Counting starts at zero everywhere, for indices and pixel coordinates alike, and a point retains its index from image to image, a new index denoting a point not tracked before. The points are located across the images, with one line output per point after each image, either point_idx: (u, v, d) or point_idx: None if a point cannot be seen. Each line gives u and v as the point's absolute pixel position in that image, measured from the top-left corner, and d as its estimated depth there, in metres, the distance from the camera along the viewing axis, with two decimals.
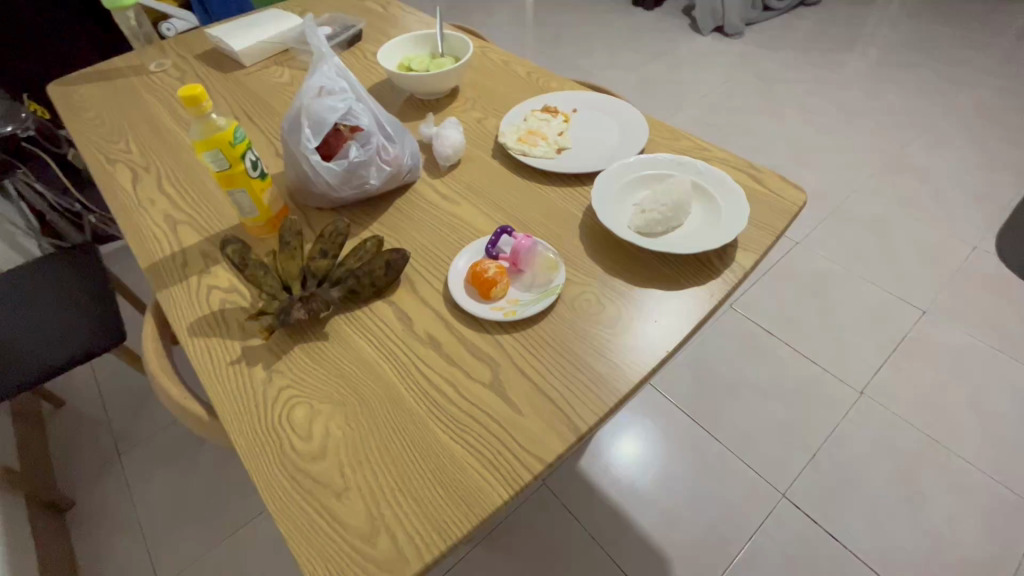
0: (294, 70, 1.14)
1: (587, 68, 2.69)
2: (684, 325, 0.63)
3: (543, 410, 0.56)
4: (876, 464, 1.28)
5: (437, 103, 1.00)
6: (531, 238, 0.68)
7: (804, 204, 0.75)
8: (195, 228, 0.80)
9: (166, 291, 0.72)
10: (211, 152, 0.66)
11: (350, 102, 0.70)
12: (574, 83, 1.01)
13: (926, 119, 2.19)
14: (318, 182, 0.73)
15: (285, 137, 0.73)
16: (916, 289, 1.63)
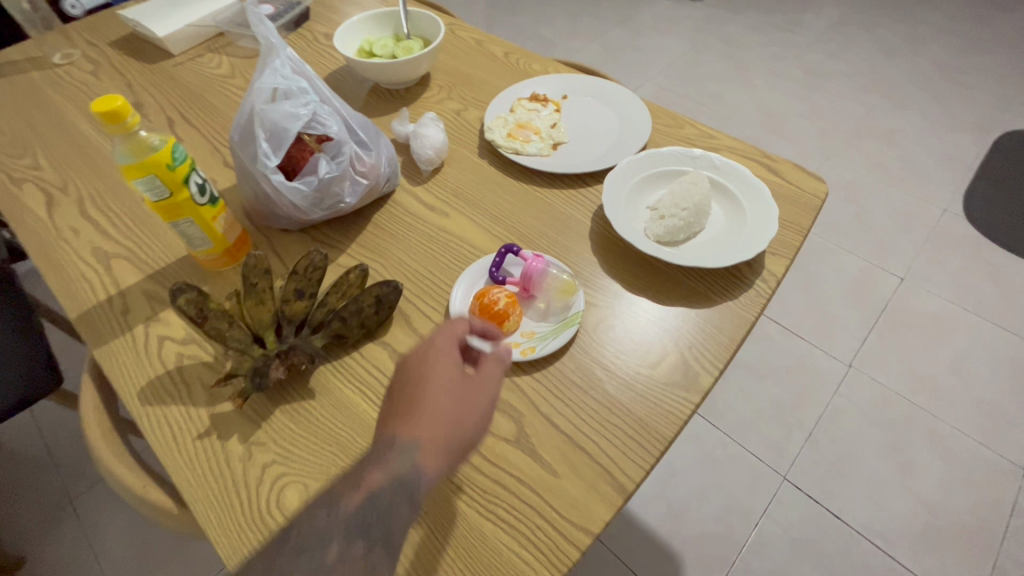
0: (232, 59, 0.98)
1: (549, 36, 2.55)
2: (723, 348, 0.56)
3: (580, 468, 0.48)
4: (869, 437, 1.30)
5: (407, 94, 0.88)
6: (542, 258, 0.60)
7: (826, 196, 0.69)
8: (134, 264, 0.67)
9: (106, 347, 0.59)
10: (145, 179, 0.53)
11: (314, 107, 0.58)
12: (559, 64, 0.91)
13: (888, 80, 2.19)
14: (283, 205, 0.61)
15: (235, 151, 0.60)
16: (892, 256, 1.64)
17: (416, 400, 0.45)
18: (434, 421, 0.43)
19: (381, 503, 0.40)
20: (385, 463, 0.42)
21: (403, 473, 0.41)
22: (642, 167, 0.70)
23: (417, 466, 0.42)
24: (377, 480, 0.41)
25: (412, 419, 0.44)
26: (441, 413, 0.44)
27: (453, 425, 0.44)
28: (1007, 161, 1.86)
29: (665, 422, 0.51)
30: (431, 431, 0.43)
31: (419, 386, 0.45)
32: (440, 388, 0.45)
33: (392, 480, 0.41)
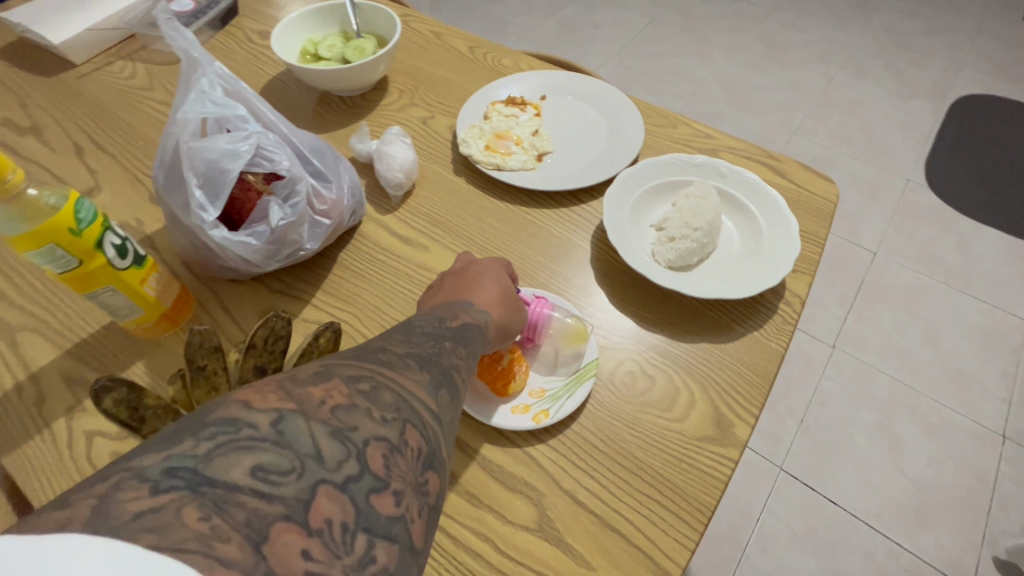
0: (149, 66, 0.83)
1: (501, 15, 2.41)
2: (755, 389, 0.50)
3: (616, 556, 0.42)
4: (858, 417, 1.30)
5: (363, 101, 0.77)
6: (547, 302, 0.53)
7: (839, 199, 0.64)
8: (47, 337, 0.55)
9: (18, 452, 0.48)
10: (42, 250, 0.41)
11: (256, 140, 0.48)
12: (532, 58, 0.82)
13: (845, 49, 2.19)
14: (229, 259, 0.51)
15: (163, 197, 0.49)
16: (864, 230, 1.65)
17: (483, 278, 0.49)
18: (502, 295, 0.47)
19: (473, 328, 0.40)
20: (465, 307, 0.43)
21: (483, 318, 0.43)
22: (643, 179, 0.62)
23: (491, 324, 0.44)
24: (465, 313, 0.42)
25: (483, 289, 0.47)
26: (504, 293, 0.48)
27: (512, 306, 0.47)
28: (964, 127, 1.89)
29: (704, 487, 0.45)
30: (499, 302, 0.46)
31: (483, 271, 0.50)
32: (503, 276, 0.50)
33: (476, 318, 0.42)
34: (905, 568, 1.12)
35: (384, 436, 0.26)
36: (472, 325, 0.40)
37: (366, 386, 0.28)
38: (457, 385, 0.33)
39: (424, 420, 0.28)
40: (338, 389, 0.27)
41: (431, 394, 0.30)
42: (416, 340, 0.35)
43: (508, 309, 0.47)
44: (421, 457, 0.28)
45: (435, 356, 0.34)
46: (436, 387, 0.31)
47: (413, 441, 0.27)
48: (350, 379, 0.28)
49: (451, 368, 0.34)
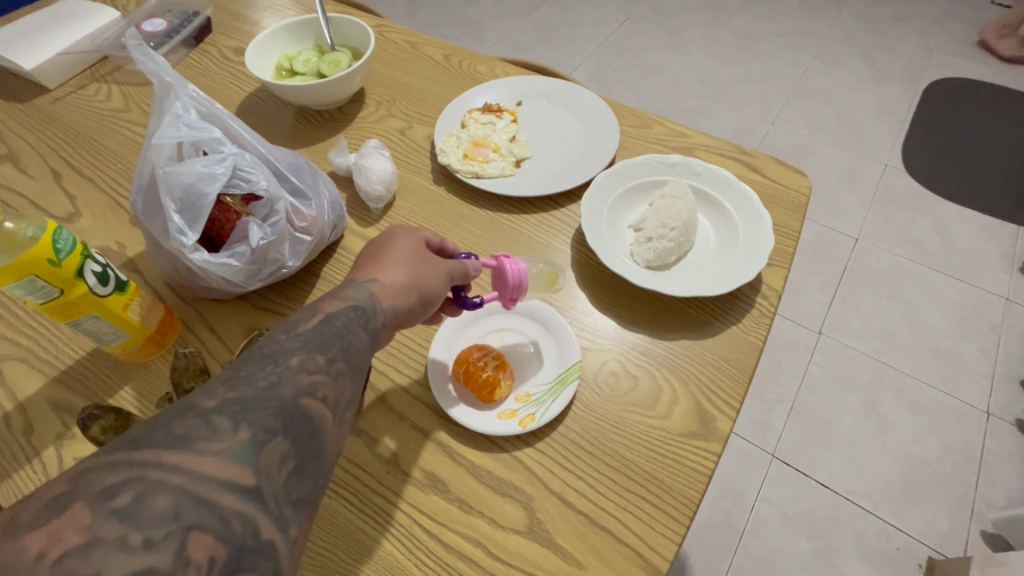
0: (124, 87, 0.83)
1: (478, 18, 2.41)
2: (736, 383, 0.51)
3: (606, 555, 0.43)
4: (844, 401, 1.33)
5: (341, 114, 0.77)
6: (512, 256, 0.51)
7: (811, 192, 0.65)
8: (33, 365, 0.55)
9: (9, 482, 0.48)
10: (21, 282, 0.41)
11: (232, 162, 0.48)
12: (506, 63, 0.82)
13: (818, 38, 2.22)
14: (213, 281, 0.51)
15: (142, 222, 0.49)
16: (844, 217, 1.68)
17: (386, 250, 0.45)
18: (403, 263, 0.43)
19: (344, 316, 0.37)
20: (344, 291, 0.39)
21: (366, 299, 0.39)
22: (619, 182, 0.63)
23: (381, 300, 0.40)
24: (341, 298, 0.38)
25: (377, 261, 0.43)
26: (407, 261, 0.43)
27: (419, 274, 0.43)
28: (937, 110, 1.92)
29: (689, 482, 0.46)
30: (398, 270, 0.42)
31: (388, 241, 0.46)
32: (413, 241, 0.46)
33: (355, 303, 0.38)
34: (897, 546, 1.14)
35: (153, 564, 0.22)
36: (334, 319, 0.36)
37: (126, 500, 0.23)
38: (303, 428, 0.30)
39: (218, 519, 0.25)
40: (80, 522, 0.23)
41: (235, 472, 0.26)
42: (246, 376, 0.30)
43: (406, 276, 0.42)
44: (221, 563, 0.24)
45: (267, 395, 0.30)
46: (255, 450, 0.27)
47: (201, 553, 0.24)
48: (108, 494, 0.24)
49: (293, 405, 0.30)
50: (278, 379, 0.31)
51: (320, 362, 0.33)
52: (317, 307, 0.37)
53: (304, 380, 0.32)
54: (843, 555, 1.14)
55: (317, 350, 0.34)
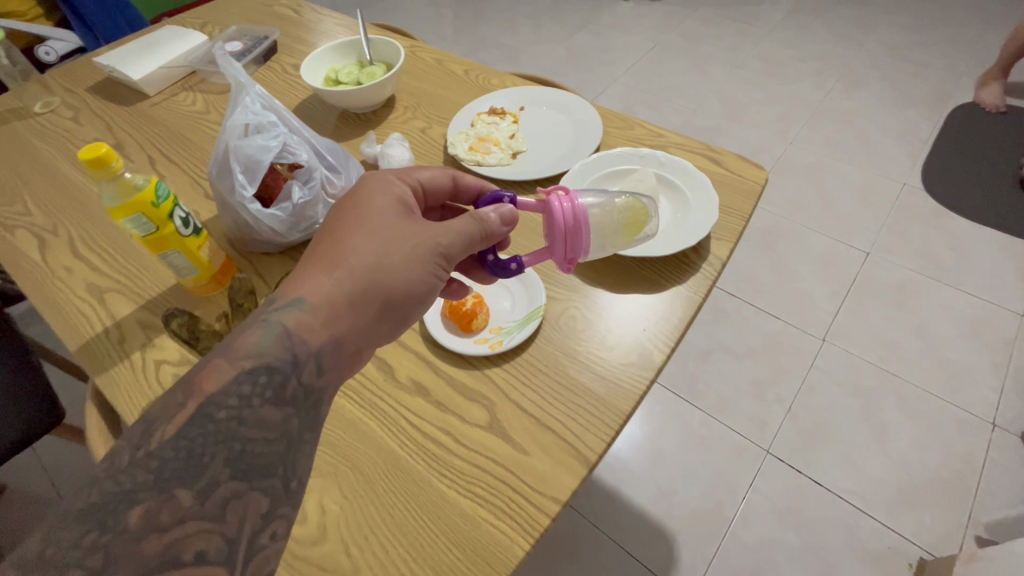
0: (207, 95, 1.03)
1: (514, 45, 2.61)
2: (674, 328, 0.62)
3: (548, 447, 0.53)
4: (844, 405, 1.35)
5: (374, 115, 0.93)
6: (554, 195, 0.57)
7: (765, 182, 0.75)
8: (126, 295, 0.72)
9: (106, 374, 0.64)
10: (133, 217, 0.58)
11: (283, 138, 0.64)
12: (514, 76, 0.97)
13: (842, 63, 2.28)
14: (262, 230, 0.67)
15: (214, 184, 0.65)
16: (857, 231, 1.71)
17: (332, 258, 0.48)
18: (340, 283, 0.46)
19: (240, 388, 0.40)
20: (249, 339, 0.42)
21: (284, 338, 0.43)
22: (594, 170, 0.76)
23: (305, 340, 0.43)
24: (243, 355, 0.41)
25: (312, 279, 0.46)
26: (350, 276, 0.47)
27: (363, 292, 0.47)
28: (960, 132, 1.94)
29: (624, 399, 0.56)
30: (335, 291, 0.46)
31: (334, 247, 0.48)
32: (360, 246, 0.48)
33: (266, 354, 0.42)
34: (887, 545, 1.16)
35: None
36: (213, 408, 0.38)
37: None
38: None
39: None
40: None
41: None
42: (56, 558, 0.31)
43: (334, 310, 0.45)
44: None
45: None
46: None
47: None
48: None
49: None
50: (110, 559, 0.32)
51: (191, 500, 0.35)
52: (197, 391, 0.39)
53: (158, 543, 0.34)
54: (831, 550, 1.17)
55: (176, 485, 0.35)
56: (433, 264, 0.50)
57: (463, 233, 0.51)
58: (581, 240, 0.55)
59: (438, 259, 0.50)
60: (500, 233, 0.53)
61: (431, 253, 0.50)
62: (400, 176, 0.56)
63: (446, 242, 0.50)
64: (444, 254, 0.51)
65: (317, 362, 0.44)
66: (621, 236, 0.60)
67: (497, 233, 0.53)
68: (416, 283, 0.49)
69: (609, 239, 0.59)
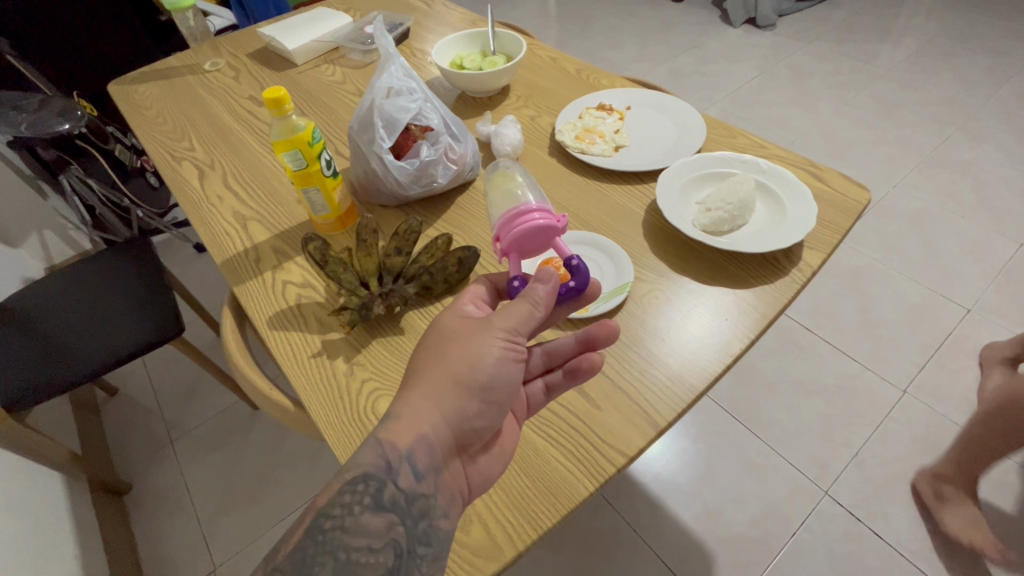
0: (345, 69, 1.16)
1: (616, 61, 2.67)
2: (758, 321, 0.64)
3: (621, 406, 0.57)
4: (920, 462, 1.27)
5: (490, 101, 1.01)
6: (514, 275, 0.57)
7: (868, 203, 0.75)
8: (264, 224, 0.83)
9: (243, 286, 0.74)
10: (291, 152, 0.68)
11: (420, 103, 0.73)
12: (624, 80, 1.02)
13: (965, 110, 2.15)
14: (388, 182, 0.76)
15: (355, 136, 0.75)
16: (961, 286, 1.60)
17: (411, 367, 0.50)
18: (417, 389, 0.47)
19: (344, 497, 0.43)
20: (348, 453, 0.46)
21: (378, 447, 0.45)
22: (694, 169, 0.79)
23: (394, 444, 0.45)
24: (345, 468, 0.45)
25: (399, 389, 0.49)
26: (423, 380, 0.48)
27: (436, 391, 0.47)
28: None
29: (699, 378, 0.59)
30: (416, 395, 0.47)
31: (412, 358, 0.51)
32: (429, 352, 0.49)
33: (364, 464, 0.45)
34: None
35: None
36: (324, 519, 0.42)
37: None
38: None
39: None
40: None
41: None
42: None
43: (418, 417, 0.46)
44: None
45: None
46: None
47: None
48: None
49: None
50: None
51: None
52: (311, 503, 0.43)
53: None
54: None
55: None
56: (499, 345, 0.48)
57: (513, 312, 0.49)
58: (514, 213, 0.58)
59: (502, 339, 0.49)
60: (545, 294, 0.50)
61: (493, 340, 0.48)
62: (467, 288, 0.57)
63: (502, 324, 0.49)
64: (506, 332, 0.49)
65: (413, 467, 0.45)
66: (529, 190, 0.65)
67: (543, 297, 0.50)
68: (487, 369, 0.47)
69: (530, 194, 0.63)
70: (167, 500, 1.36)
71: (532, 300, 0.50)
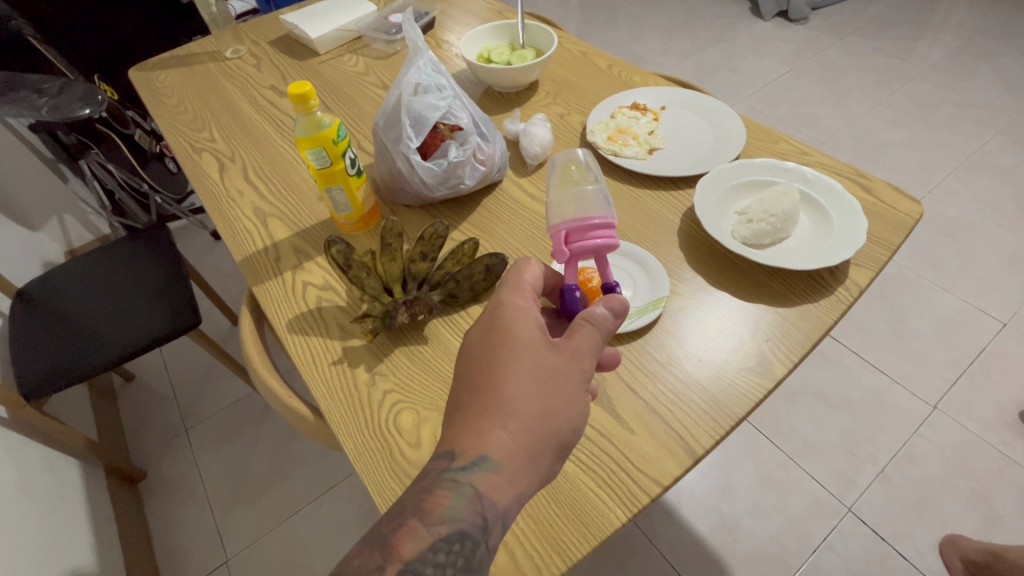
0: (368, 59, 1.13)
1: (640, 53, 2.60)
2: (802, 342, 0.60)
3: (655, 431, 0.54)
4: (949, 482, 1.23)
5: (517, 97, 0.98)
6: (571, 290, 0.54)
7: (920, 217, 0.71)
8: (285, 221, 0.81)
9: (263, 285, 0.72)
10: (315, 150, 0.65)
11: (449, 101, 0.70)
12: (659, 77, 0.98)
13: (1004, 113, 2.06)
14: (413, 182, 0.73)
15: (379, 133, 0.72)
16: (996, 298, 1.54)
17: (496, 405, 0.43)
18: (515, 438, 0.42)
19: (436, 555, 0.39)
20: (440, 502, 0.41)
21: (476, 502, 0.41)
22: (733, 176, 0.75)
23: (494, 502, 0.41)
24: (438, 519, 0.40)
25: (488, 432, 0.42)
26: (522, 428, 0.43)
27: (537, 446, 0.43)
28: None
29: (738, 403, 0.56)
30: (516, 445, 0.42)
31: (494, 393, 0.44)
32: (523, 390, 0.43)
33: (460, 519, 0.41)
34: None
35: None
36: None
37: None
38: None
39: None
40: None
41: None
42: None
43: (517, 471, 0.42)
44: None
45: None
46: None
47: None
48: None
49: None
50: None
51: None
52: (394, 551, 0.38)
53: None
54: None
55: None
56: (587, 389, 0.46)
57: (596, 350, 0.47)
58: (592, 223, 0.54)
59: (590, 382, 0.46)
60: (616, 326, 0.47)
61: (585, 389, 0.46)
62: (519, 285, 0.49)
63: (590, 364, 0.46)
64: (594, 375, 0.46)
65: (503, 524, 0.42)
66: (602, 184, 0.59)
67: (613, 329, 0.48)
68: (583, 418, 0.45)
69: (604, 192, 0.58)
70: (183, 490, 1.36)
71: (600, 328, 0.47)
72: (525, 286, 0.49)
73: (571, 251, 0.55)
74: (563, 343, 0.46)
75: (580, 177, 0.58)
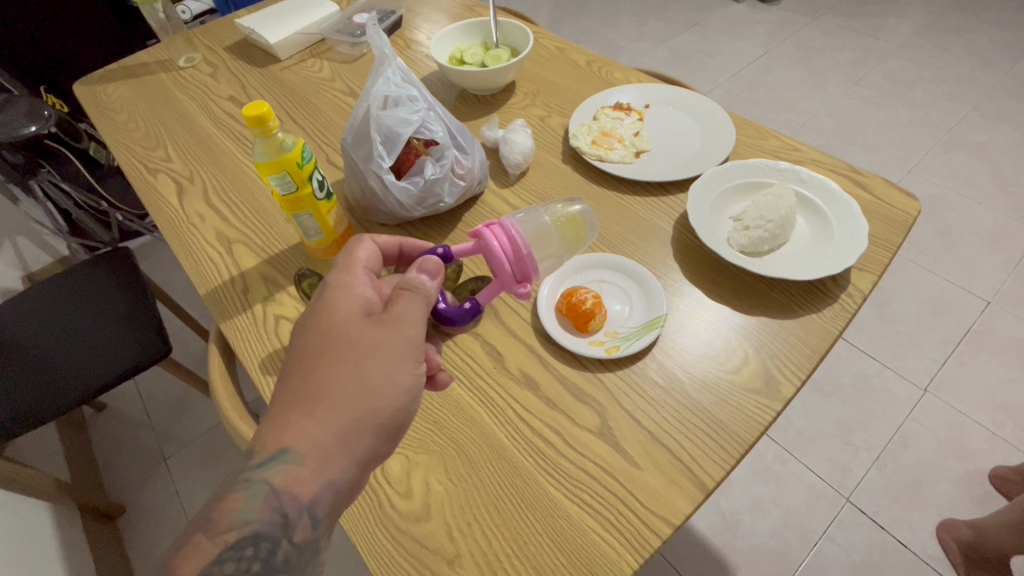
0: (332, 63, 1.07)
1: (615, 41, 2.54)
2: (808, 357, 0.57)
3: (663, 463, 0.51)
4: (939, 463, 1.24)
5: (494, 99, 0.93)
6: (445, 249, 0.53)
7: (917, 213, 0.68)
8: (251, 248, 0.75)
9: (231, 322, 0.67)
10: (278, 175, 0.59)
11: (422, 114, 0.65)
12: (640, 72, 0.93)
13: (978, 88, 2.07)
14: (388, 202, 0.68)
15: (347, 150, 0.67)
16: (979, 276, 1.54)
17: (304, 394, 0.42)
18: (323, 423, 0.41)
19: (224, 566, 0.37)
20: (228, 509, 0.39)
21: (272, 499, 0.39)
22: (726, 179, 0.71)
23: (294, 495, 0.40)
24: (225, 528, 0.38)
25: (292, 424, 0.41)
26: (332, 414, 0.41)
27: (351, 427, 0.41)
28: None
29: (748, 428, 0.53)
30: (324, 433, 0.41)
31: (304, 380, 0.43)
32: (335, 370, 0.42)
33: (252, 521, 0.39)
34: None
35: None
36: None
37: None
38: None
39: None
40: None
41: None
42: None
43: (326, 455, 0.40)
44: None
45: None
46: None
47: None
48: None
49: None
50: None
51: None
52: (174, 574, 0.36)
53: None
54: None
55: None
56: (415, 357, 0.45)
57: (419, 314, 0.46)
58: (529, 259, 0.51)
59: (417, 354, 0.45)
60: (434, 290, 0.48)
61: (412, 357, 0.45)
62: (351, 265, 0.49)
63: (417, 331, 0.45)
64: (422, 342, 0.45)
65: (312, 516, 0.40)
66: (570, 248, 0.57)
67: (434, 291, 0.48)
68: (409, 394, 0.44)
69: (559, 256, 0.56)
70: (162, 519, 1.30)
71: (425, 296, 0.47)
72: (358, 265, 0.49)
73: (491, 244, 0.51)
74: (385, 314, 0.45)
75: (568, 227, 0.56)
